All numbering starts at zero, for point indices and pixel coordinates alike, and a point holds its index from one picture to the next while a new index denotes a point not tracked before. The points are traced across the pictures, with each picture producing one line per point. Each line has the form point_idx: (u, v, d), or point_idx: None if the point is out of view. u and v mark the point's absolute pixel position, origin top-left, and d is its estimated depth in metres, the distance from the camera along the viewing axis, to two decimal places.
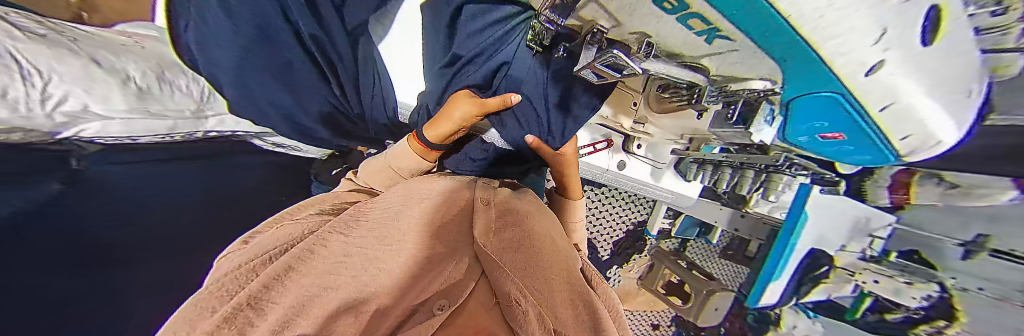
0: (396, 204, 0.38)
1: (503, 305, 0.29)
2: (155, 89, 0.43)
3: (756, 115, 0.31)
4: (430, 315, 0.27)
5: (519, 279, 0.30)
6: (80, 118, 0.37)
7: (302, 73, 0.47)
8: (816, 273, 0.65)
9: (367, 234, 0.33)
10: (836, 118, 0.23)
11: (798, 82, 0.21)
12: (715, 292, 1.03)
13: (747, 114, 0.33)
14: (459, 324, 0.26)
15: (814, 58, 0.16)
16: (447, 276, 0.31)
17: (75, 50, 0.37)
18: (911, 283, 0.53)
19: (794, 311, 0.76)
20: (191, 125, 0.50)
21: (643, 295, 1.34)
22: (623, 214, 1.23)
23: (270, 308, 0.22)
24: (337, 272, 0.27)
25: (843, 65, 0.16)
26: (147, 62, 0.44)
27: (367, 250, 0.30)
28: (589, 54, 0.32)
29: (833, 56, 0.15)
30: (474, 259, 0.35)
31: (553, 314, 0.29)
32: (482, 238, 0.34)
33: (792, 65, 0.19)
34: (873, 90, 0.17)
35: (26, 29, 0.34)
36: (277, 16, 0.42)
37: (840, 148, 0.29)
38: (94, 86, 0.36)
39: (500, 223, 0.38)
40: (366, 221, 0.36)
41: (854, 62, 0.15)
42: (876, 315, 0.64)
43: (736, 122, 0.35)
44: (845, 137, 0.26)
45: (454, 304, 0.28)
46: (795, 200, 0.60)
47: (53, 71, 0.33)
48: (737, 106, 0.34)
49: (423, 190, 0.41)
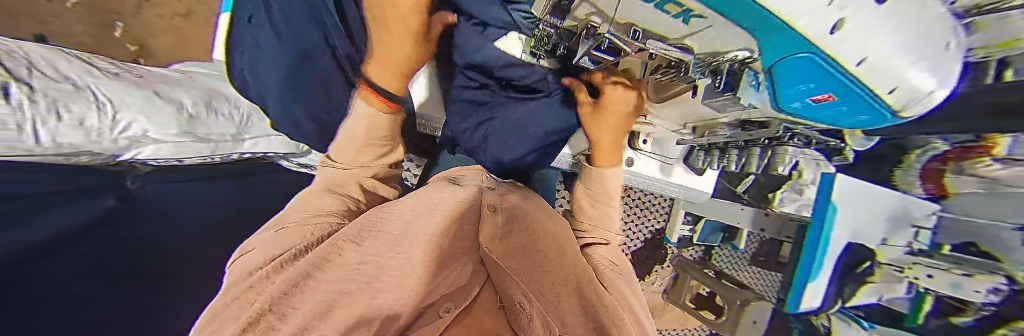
0: (405, 216, 0.37)
1: (508, 309, 0.29)
2: (200, 115, 0.48)
3: (742, 82, 0.32)
4: (434, 317, 0.26)
5: (525, 286, 0.29)
6: (139, 142, 0.40)
7: (335, 90, 0.50)
8: (861, 271, 0.64)
9: (377, 244, 0.32)
10: (823, 79, 0.23)
11: (777, 44, 0.21)
12: (751, 302, 0.95)
13: (735, 81, 0.33)
14: (465, 325, 0.26)
15: (777, 19, 0.17)
16: (453, 280, 0.32)
17: (140, 85, 0.43)
18: (972, 275, 0.49)
19: (846, 322, 0.67)
20: (230, 147, 0.52)
21: (671, 311, 1.24)
22: (640, 221, 1.19)
23: (288, 313, 0.20)
24: (352, 278, 0.26)
25: (808, 25, 0.16)
26: (196, 93, 0.50)
27: (378, 258, 0.29)
28: (585, 46, 0.36)
29: (792, 13, 0.16)
30: (479, 263, 0.37)
31: (559, 320, 0.25)
32: (488, 244, 0.35)
33: (763, 27, 0.19)
34: (843, 49, 0.18)
35: (105, 70, 0.41)
36: (318, 42, 0.46)
37: (835, 110, 0.28)
38: (154, 114, 0.42)
39: (506, 228, 0.39)
40: (379, 231, 0.34)
41: (815, 18, 0.16)
42: (942, 319, 0.60)
43: (727, 90, 0.35)
44: (835, 97, 0.25)
45: (459, 306, 0.28)
46: (822, 189, 0.57)
47: (122, 102, 0.39)
48: (724, 77, 0.34)
49: (433, 197, 0.42)
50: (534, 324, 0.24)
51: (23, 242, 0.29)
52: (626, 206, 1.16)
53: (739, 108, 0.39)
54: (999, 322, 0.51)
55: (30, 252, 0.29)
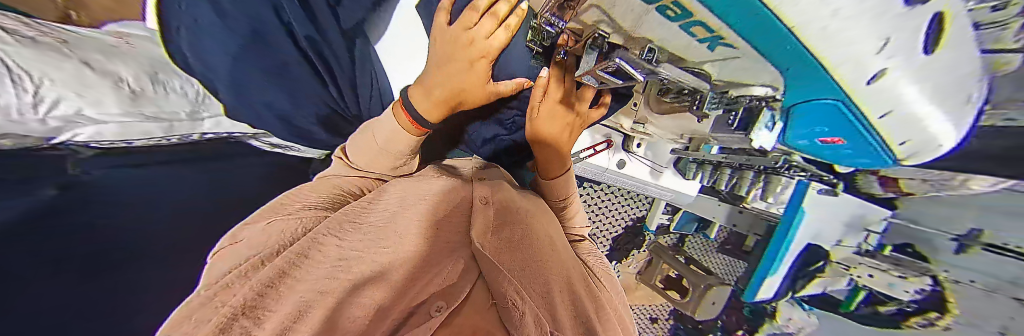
0: (394, 206, 0.36)
1: (500, 307, 0.31)
2: (147, 91, 0.45)
3: (757, 122, 0.30)
4: (427, 319, 0.28)
5: (516, 279, 0.32)
6: (73, 122, 0.37)
7: (298, 74, 0.47)
8: (814, 267, 0.69)
9: (363, 237, 0.31)
10: (840, 124, 0.23)
11: (800, 90, 0.21)
12: (712, 287, 1.04)
13: (748, 120, 0.32)
14: (458, 323, 0.30)
15: (818, 68, 0.16)
16: (441, 279, 0.32)
17: (68, 52, 0.38)
18: (905, 277, 0.56)
19: (790, 304, 0.82)
20: (188, 126, 0.51)
21: (642, 289, 1.37)
22: (623, 209, 1.23)
23: (269, 317, 0.20)
24: (333, 276, 0.25)
25: (846, 74, 0.16)
26: (138, 66, 0.46)
27: (361, 254, 0.29)
28: (590, 59, 0.31)
29: (839, 61, 0.15)
30: (471, 260, 0.36)
31: (550, 316, 0.30)
32: (478, 239, 0.33)
33: (793, 72, 0.19)
34: (875, 97, 0.18)
35: (14, 31, 0.35)
36: (270, 16, 0.42)
37: (840, 151, 0.30)
38: (87, 90, 0.38)
39: (497, 222, 0.37)
40: (364, 224, 0.33)
41: (857, 71, 0.15)
42: (870, 308, 0.68)
43: (739, 127, 0.34)
44: (844, 141, 0.26)
45: (450, 306, 0.30)
46: (795, 196, 0.59)
47: (46, 75, 0.34)
48: (738, 113, 0.33)
49: (418, 189, 0.40)
50: (526, 321, 0.27)
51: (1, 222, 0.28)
52: (611, 194, 1.19)
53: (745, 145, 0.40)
54: (917, 313, 0.58)
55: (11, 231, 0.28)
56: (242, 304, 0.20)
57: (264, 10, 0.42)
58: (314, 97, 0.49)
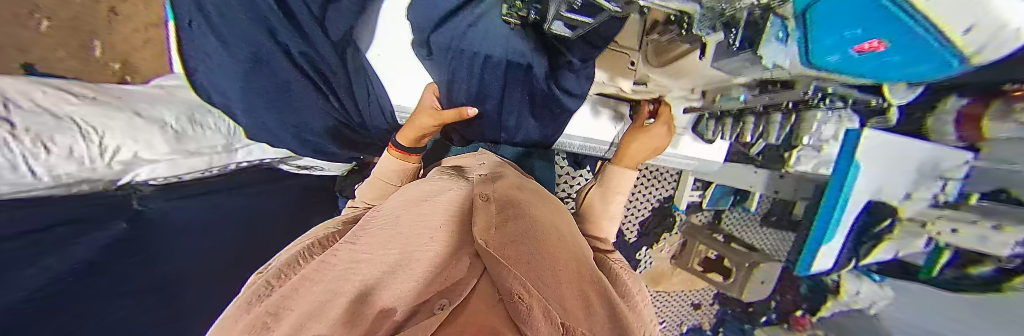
0: (398, 211, 0.35)
1: (507, 302, 0.22)
2: (189, 130, 0.56)
3: (766, 33, 0.30)
4: (427, 316, 0.17)
5: (523, 274, 0.24)
6: (133, 163, 0.50)
7: (298, 91, 0.52)
8: (878, 230, 0.66)
9: (373, 241, 0.29)
10: (875, 17, 0.20)
11: None
12: (760, 264, 0.95)
13: (752, 37, 0.32)
14: (460, 322, 0.17)
15: None
16: (446, 275, 0.23)
17: (122, 107, 0.50)
18: (1001, 228, 0.50)
19: (857, 275, 0.75)
20: (225, 158, 0.62)
21: (678, 275, 1.28)
22: (648, 191, 1.17)
23: (286, 314, 0.18)
24: (347, 278, 0.23)
25: None
26: (178, 109, 0.57)
27: (373, 256, 0.26)
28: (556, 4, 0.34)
29: None
30: (476, 257, 0.27)
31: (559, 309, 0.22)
32: (481, 235, 0.27)
33: None
34: None
35: (79, 95, 0.47)
36: (265, 41, 0.45)
37: (887, 60, 0.26)
38: (139, 135, 0.50)
39: (500, 217, 0.32)
40: (372, 232, 0.32)
41: None
42: (959, 270, 0.61)
43: (743, 47, 0.34)
44: (885, 43, 0.23)
45: (457, 305, 0.19)
46: (846, 146, 0.56)
47: (105, 128, 0.47)
48: (739, 34, 0.33)
49: (425, 193, 0.38)
50: (537, 316, 0.19)
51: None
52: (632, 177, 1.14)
53: (752, 69, 0.41)
54: (1022, 271, 0.51)
55: None
56: (267, 306, 0.19)
57: (258, 35, 0.44)
58: (318, 111, 0.57)
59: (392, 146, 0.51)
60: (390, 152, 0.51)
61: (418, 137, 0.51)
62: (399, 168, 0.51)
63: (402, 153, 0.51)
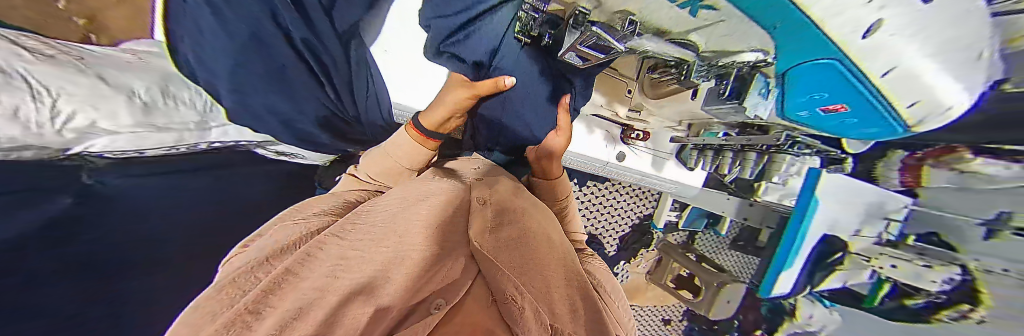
0: (395, 206, 0.36)
1: (501, 303, 0.26)
2: (159, 102, 0.45)
3: (752, 87, 0.39)
4: (424, 315, 0.22)
5: (516, 278, 0.26)
6: (88, 133, 0.38)
7: (294, 76, 0.51)
8: (830, 260, 0.72)
9: (366, 237, 0.29)
10: (839, 89, 0.27)
11: (800, 51, 0.25)
12: (727, 284, 1.01)
13: (740, 89, 0.41)
14: (457, 322, 0.23)
15: (814, 32, 0.20)
16: (444, 275, 0.26)
17: (81, 68, 0.39)
18: (932, 267, 0.57)
19: (810, 300, 0.81)
20: (199, 136, 0.51)
21: (651, 290, 1.32)
22: (629, 207, 1.21)
23: (271, 311, 0.17)
24: (336, 274, 0.23)
25: (841, 27, 0.19)
26: (150, 77, 0.46)
27: (364, 253, 0.26)
28: (572, 37, 0.35)
29: (827, 9, 0.17)
30: (471, 259, 0.30)
31: (549, 310, 0.25)
32: (476, 237, 0.30)
33: (784, 30, 0.23)
34: (873, 57, 0.20)
35: (35, 50, 0.36)
36: (267, 23, 0.44)
37: (845, 122, 0.33)
38: (101, 103, 0.38)
39: (496, 221, 0.34)
40: (364, 225, 0.32)
41: (845, 24, 0.18)
42: (895, 301, 0.68)
43: (731, 96, 0.43)
44: (846, 107, 0.30)
45: (452, 303, 0.24)
46: (807, 182, 0.62)
47: (64, 90, 0.35)
48: (731, 82, 0.42)
49: (423, 190, 0.39)
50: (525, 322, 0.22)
51: (28, 222, 0.32)
52: (615, 192, 1.17)
53: (739, 116, 0.48)
54: (949, 305, 0.56)
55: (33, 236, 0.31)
56: (251, 297, 0.18)
57: (260, 16, 0.43)
58: (313, 99, 0.56)
59: (411, 126, 0.48)
60: (406, 131, 0.48)
61: (446, 118, 0.49)
62: (412, 150, 0.47)
63: (419, 135, 0.47)
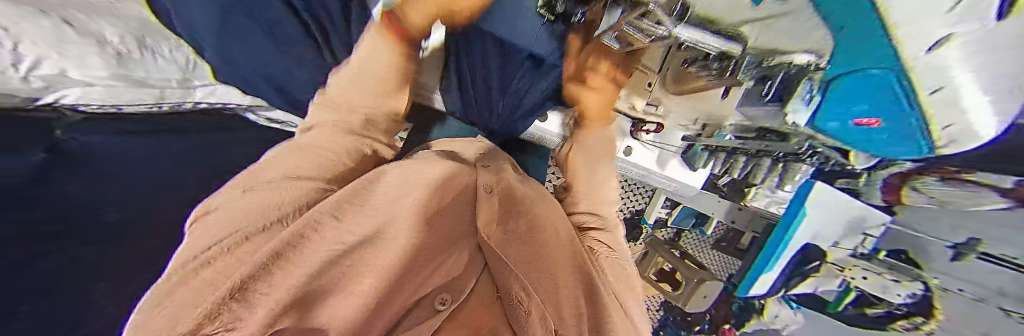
0: (396, 179, 0.31)
1: (503, 299, 0.28)
2: (135, 54, 0.44)
3: (797, 94, 0.43)
4: (433, 312, 0.25)
5: (520, 274, 0.29)
6: (60, 83, 0.37)
7: (289, 32, 0.48)
8: (806, 268, 0.72)
9: (365, 217, 0.26)
10: (886, 105, 0.37)
11: (859, 63, 0.34)
12: (705, 281, 1.06)
13: (784, 94, 0.44)
14: (461, 319, 0.25)
15: (885, 37, 0.28)
16: (447, 269, 0.30)
17: (46, 9, 0.36)
18: (900, 281, 0.59)
19: (780, 301, 0.86)
20: (179, 95, 0.50)
21: (633, 280, 1.38)
22: (622, 201, 1.22)
23: (260, 302, 0.16)
24: (334, 261, 0.22)
25: (920, 36, 0.27)
26: (125, 25, 0.44)
27: (363, 236, 0.25)
28: (614, 23, 0.34)
29: (905, 23, 0.26)
30: (476, 249, 0.33)
31: (555, 312, 0.27)
32: (483, 229, 0.31)
33: (850, 34, 0.31)
34: (935, 75, 0.30)
35: None
36: None
37: (873, 138, 0.44)
38: (68, 48, 0.37)
39: (502, 213, 0.36)
40: (364, 200, 0.28)
41: (924, 37, 0.27)
42: (857, 309, 0.72)
43: (773, 100, 0.47)
44: (880, 123, 0.41)
45: (455, 300, 0.26)
46: (798, 196, 0.63)
47: (25, 31, 0.33)
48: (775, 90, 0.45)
49: (424, 168, 0.34)
50: (534, 321, 0.23)
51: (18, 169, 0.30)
52: None
53: (772, 119, 0.51)
54: (903, 316, 0.63)
55: (23, 185, 0.30)
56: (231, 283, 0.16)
57: None
58: (308, 66, 0.51)
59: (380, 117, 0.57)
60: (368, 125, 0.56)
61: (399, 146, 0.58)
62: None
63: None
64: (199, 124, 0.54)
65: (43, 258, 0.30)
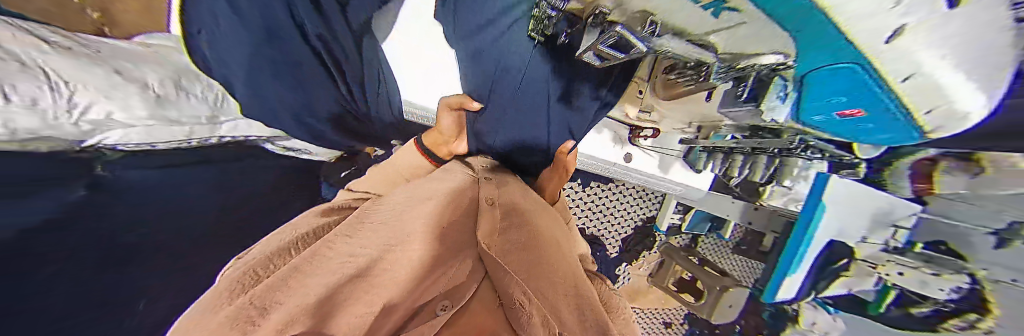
0: (401, 205, 0.36)
1: (506, 307, 0.28)
2: (171, 95, 0.46)
3: (771, 90, 0.38)
4: (427, 319, 0.25)
5: (522, 282, 0.27)
6: (103, 125, 0.39)
7: (309, 71, 0.54)
8: (837, 266, 0.68)
9: (374, 233, 0.30)
10: (872, 101, 0.29)
11: (816, 55, 0.26)
12: (729, 288, 1.01)
13: (758, 92, 0.42)
14: (463, 324, 0.25)
15: (832, 25, 0.20)
16: (450, 276, 0.29)
17: (98, 61, 0.40)
18: (940, 274, 0.56)
19: (813, 306, 0.79)
20: (207, 130, 0.53)
21: (654, 292, 1.32)
22: (633, 209, 1.21)
23: (273, 316, 0.17)
24: (343, 272, 0.23)
25: (867, 32, 0.19)
26: (164, 70, 0.47)
27: (372, 251, 0.27)
28: (592, 37, 0.37)
29: (856, 16, 0.18)
30: (478, 260, 0.32)
31: (554, 316, 0.25)
32: (484, 239, 0.30)
33: (805, 34, 0.23)
34: (892, 62, 0.22)
35: (54, 43, 0.37)
36: (285, 17, 0.47)
37: (861, 125, 0.36)
38: (114, 93, 0.39)
39: (505, 223, 0.34)
40: (370, 224, 0.32)
41: (875, 27, 0.18)
42: (900, 309, 0.67)
43: (749, 99, 0.44)
44: (864, 112, 0.32)
45: (456, 305, 0.26)
46: (814, 189, 0.61)
47: (76, 80, 0.36)
48: (748, 86, 0.42)
49: (428, 189, 0.39)
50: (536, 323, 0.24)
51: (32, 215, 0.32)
52: (619, 194, 1.17)
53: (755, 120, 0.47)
54: (955, 314, 0.57)
55: (34, 230, 0.31)
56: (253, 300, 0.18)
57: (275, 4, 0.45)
58: (327, 96, 0.58)
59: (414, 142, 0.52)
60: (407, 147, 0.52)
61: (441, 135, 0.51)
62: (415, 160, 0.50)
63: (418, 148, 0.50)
64: (223, 159, 0.58)
65: (47, 303, 0.31)
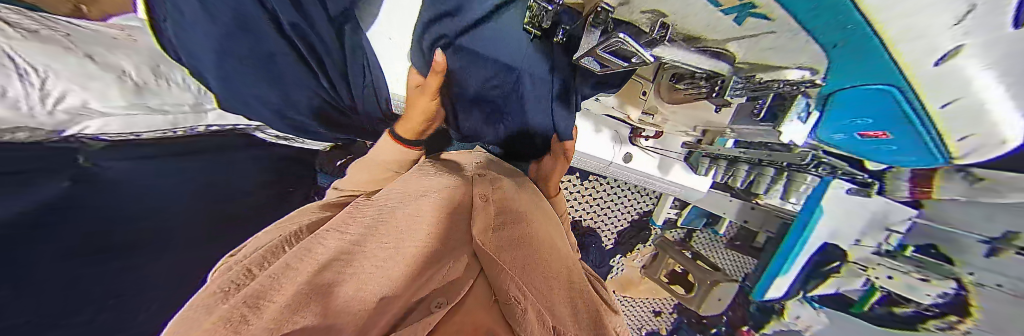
0: (394, 202, 0.35)
1: (502, 304, 0.24)
2: (151, 83, 0.42)
3: (793, 108, 0.39)
4: (426, 313, 0.19)
5: (520, 278, 0.26)
6: (80, 115, 0.36)
7: (282, 64, 0.50)
8: (828, 267, 0.70)
9: (365, 231, 0.28)
10: (907, 125, 0.33)
11: (849, 78, 0.29)
12: (719, 283, 1.03)
13: (777, 111, 0.41)
14: (459, 319, 0.20)
15: (880, 47, 0.22)
16: (443, 275, 0.25)
17: (69, 45, 0.35)
18: (929, 280, 0.56)
19: (799, 302, 0.81)
20: (192, 119, 0.49)
21: (645, 283, 1.34)
22: (630, 203, 1.20)
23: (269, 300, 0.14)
24: (332, 269, 0.20)
25: (921, 53, 0.22)
26: (140, 55, 0.42)
27: (363, 250, 0.24)
28: (592, 38, 0.34)
29: (908, 36, 0.20)
30: (473, 258, 0.30)
31: (552, 312, 0.24)
32: (479, 236, 0.29)
33: (839, 54, 0.26)
34: (935, 81, 0.25)
35: (16, 24, 0.33)
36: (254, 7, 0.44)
37: (883, 146, 0.40)
38: (90, 83, 0.35)
39: (500, 221, 0.34)
40: (364, 219, 0.32)
41: (928, 48, 0.21)
42: (885, 308, 0.68)
43: (767, 118, 0.43)
44: (891, 135, 0.36)
45: (453, 302, 0.21)
46: (815, 193, 0.61)
47: (48, 68, 0.32)
48: (767, 104, 0.41)
49: (423, 185, 0.38)
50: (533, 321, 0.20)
51: (28, 207, 0.32)
52: (617, 188, 1.16)
53: (765, 137, 0.48)
54: (936, 316, 0.58)
55: (29, 222, 0.31)
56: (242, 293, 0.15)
57: None
58: (304, 88, 0.56)
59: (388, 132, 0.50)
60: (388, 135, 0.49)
61: (421, 128, 0.49)
62: (391, 150, 0.49)
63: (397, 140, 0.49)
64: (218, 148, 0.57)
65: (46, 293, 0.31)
